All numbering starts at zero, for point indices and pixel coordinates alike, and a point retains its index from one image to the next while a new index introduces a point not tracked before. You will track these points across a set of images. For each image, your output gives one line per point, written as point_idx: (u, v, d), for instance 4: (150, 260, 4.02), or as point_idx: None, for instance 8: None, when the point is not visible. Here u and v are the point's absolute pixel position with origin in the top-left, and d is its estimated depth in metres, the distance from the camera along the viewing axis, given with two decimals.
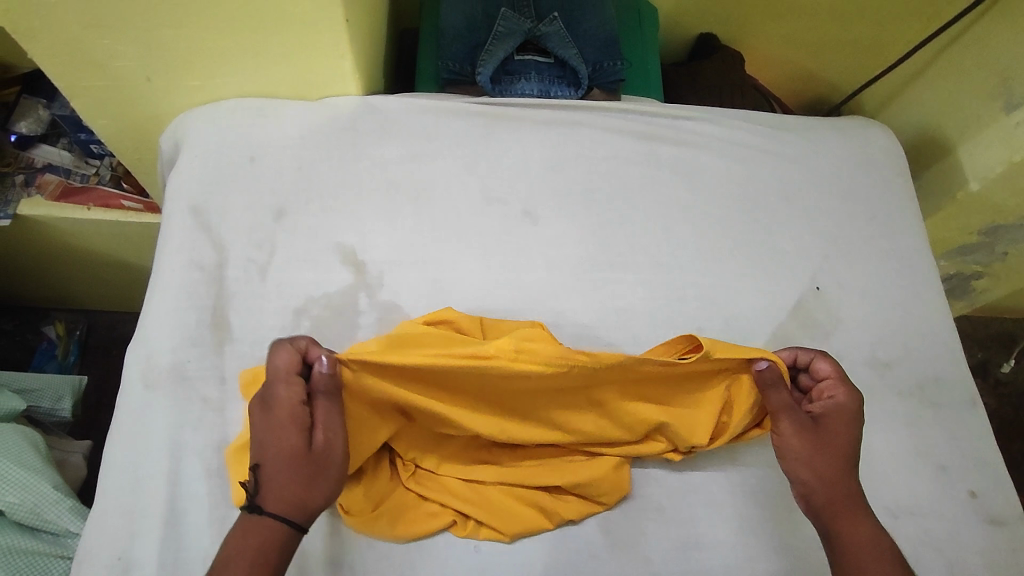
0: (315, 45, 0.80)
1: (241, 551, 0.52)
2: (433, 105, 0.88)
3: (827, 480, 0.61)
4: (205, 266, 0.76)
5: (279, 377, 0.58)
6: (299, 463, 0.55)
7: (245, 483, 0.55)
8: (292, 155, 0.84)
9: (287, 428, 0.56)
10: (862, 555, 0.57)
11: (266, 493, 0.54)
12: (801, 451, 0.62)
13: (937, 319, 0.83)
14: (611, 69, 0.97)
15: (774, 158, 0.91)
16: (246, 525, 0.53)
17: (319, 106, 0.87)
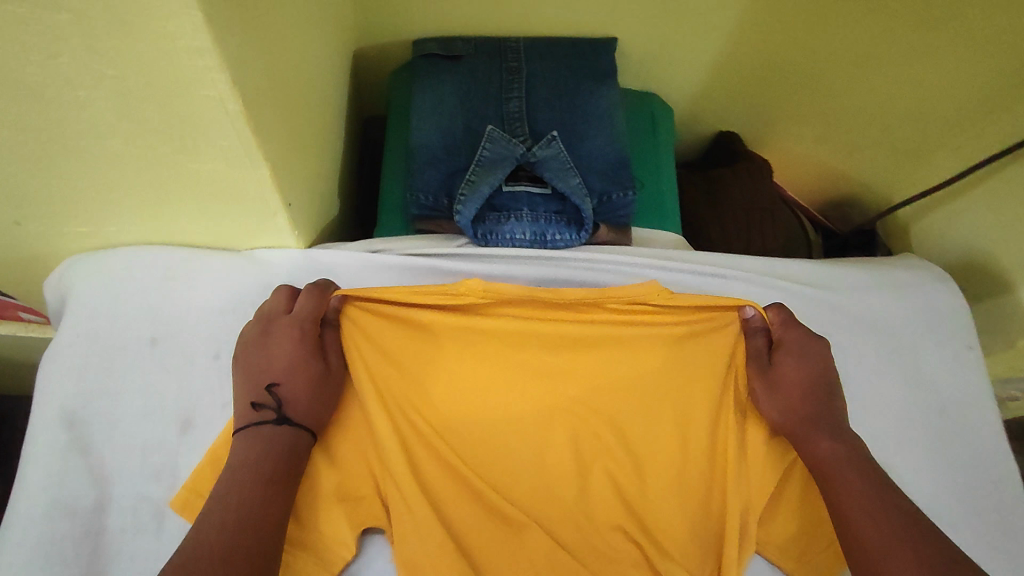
0: (236, 204, 0.60)
1: (262, 453, 0.54)
2: (397, 262, 0.69)
3: (802, 413, 0.62)
4: (78, 511, 0.56)
5: (302, 319, 0.62)
6: (328, 380, 0.60)
7: (262, 402, 0.58)
8: (211, 336, 0.64)
9: (308, 357, 0.60)
10: (841, 467, 0.58)
11: (292, 405, 0.58)
12: (794, 386, 0.63)
13: (1007, 552, 0.69)
14: (620, 202, 0.79)
15: (825, 334, 0.74)
16: (271, 436, 0.56)
17: (243, 266, 0.66)
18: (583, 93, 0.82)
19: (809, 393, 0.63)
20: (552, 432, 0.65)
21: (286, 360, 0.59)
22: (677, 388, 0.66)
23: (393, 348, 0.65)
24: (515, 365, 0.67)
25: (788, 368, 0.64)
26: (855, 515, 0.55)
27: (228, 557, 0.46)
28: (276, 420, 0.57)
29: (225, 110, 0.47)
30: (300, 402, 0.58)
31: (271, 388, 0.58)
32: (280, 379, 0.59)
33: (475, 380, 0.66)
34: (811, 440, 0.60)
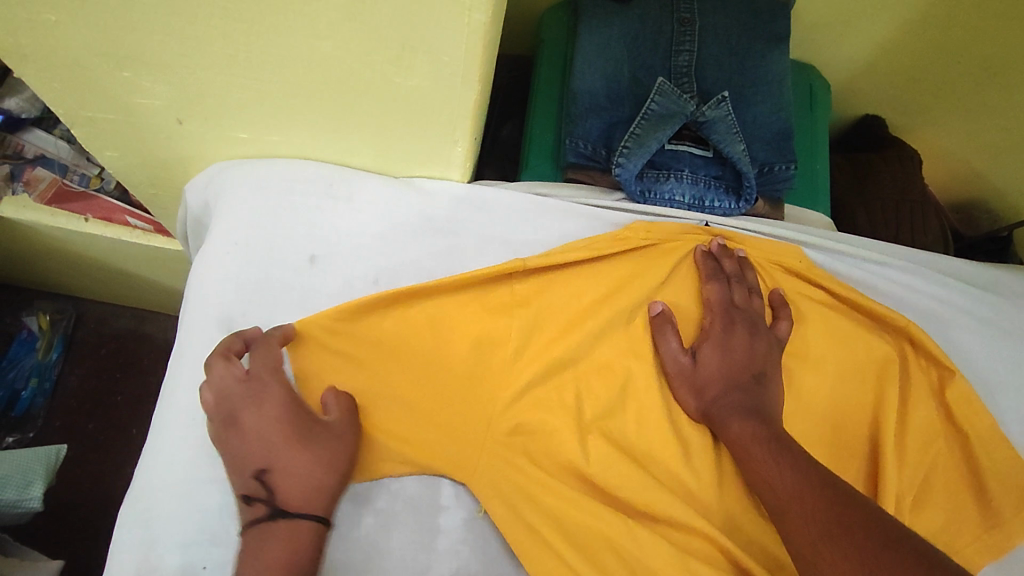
0: (424, 131, 0.58)
1: (291, 550, 0.51)
2: (564, 209, 0.66)
3: (727, 385, 0.60)
4: None
5: (261, 378, 0.54)
6: (313, 450, 0.53)
7: (251, 493, 0.52)
8: (368, 261, 0.62)
9: (291, 429, 0.53)
10: (752, 447, 0.55)
11: (287, 489, 0.52)
12: (716, 364, 0.61)
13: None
14: (781, 174, 0.75)
15: (989, 337, 0.69)
16: (281, 529, 0.51)
17: (405, 194, 0.64)
18: (755, 55, 0.77)
19: (735, 371, 0.60)
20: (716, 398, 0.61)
21: (276, 418, 0.53)
22: (840, 359, 0.65)
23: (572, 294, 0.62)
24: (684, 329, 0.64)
25: (747, 347, 0.62)
26: (796, 510, 0.50)
27: None
28: (269, 513, 0.52)
29: (466, 21, 0.44)
30: (290, 485, 0.52)
31: (259, 482, 0.52)
32: (270, 447, 0.52)
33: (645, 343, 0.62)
34: (723, 422, 0.58)
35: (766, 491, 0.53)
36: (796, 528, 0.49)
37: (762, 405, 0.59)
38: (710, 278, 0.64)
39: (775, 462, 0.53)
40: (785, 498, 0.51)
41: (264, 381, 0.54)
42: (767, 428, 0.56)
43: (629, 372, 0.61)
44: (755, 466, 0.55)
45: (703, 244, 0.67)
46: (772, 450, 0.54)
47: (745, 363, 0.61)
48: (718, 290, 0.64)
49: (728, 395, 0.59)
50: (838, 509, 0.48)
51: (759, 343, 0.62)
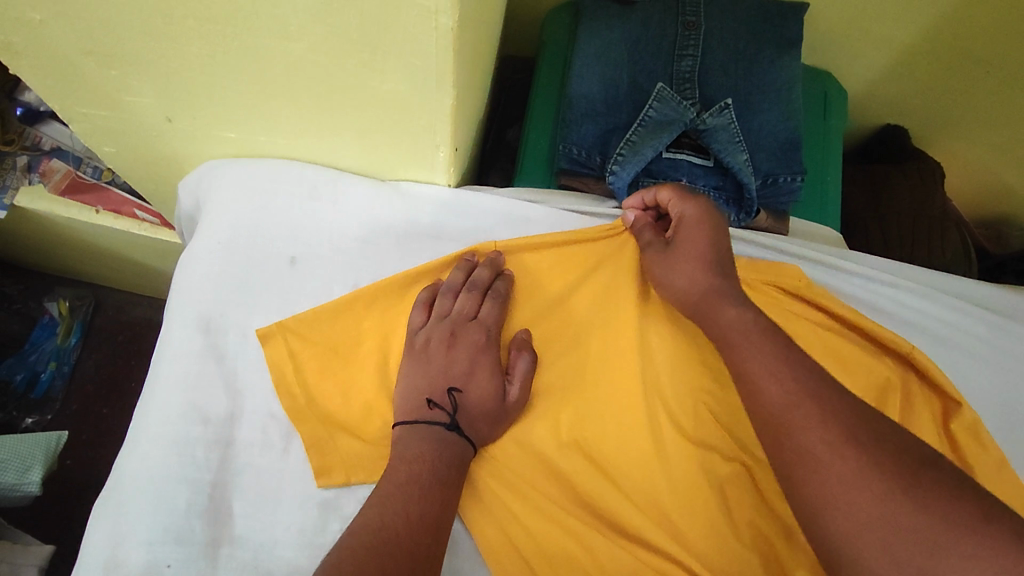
0: (406, 137, 0.57)
1: (416, 453, 0.52)
2: (553, 216, 0.64)
3: (711, 278, 0.55)
4: (211, 419, 0.54)
5: (479, 330, 0.57)
6: (502, 402, 0.55)
7: (438, 402, 0.54)
8: (348, 266, 0.61)
9: (490, 377, 0.55)
10: (748, 343, 0.51)
11: (468, 415, 0.54)
12: (698, 257, 0.56)
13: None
14: (786, 186, 0.71)
15: (1002, 366, 0.65)
16: (443, 436, 0.53)
17: (391, 197, 0.62)
18: (763, 61, 0.74)
19: (720, 267, 0.56)
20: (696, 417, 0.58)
21: (484, 376, 0.56)
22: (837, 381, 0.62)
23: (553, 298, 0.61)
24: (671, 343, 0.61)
25: (723, 249, 0.57)
26: (802, 407, 0.45)
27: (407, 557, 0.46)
28: (448, 424, 0.53)
29: (432, 25, 0.43)
30: (484, 430, 0.55)
31: (452, 392, 0.55)
32: (478, 400, 0.55)
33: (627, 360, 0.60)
34: (713, 311, 0.54)
35: (760, 380, 0.48)
36: (805, 434, 0.44)
37: (738, 297, 0.54)
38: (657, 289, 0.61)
39: (768, 365, 0.48)
40: (785, 405, 0.46)
41: (470, 344, 0.57)
42: (759, 318, 0.53)
43: (613, 389, 0.58)
44: (745, 370, 0.49)
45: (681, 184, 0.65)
46: (774, 348, 0.50)
47: (708, 249, 0.56)
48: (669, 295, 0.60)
49: (705, 282, 0.55)
50: (848, 412, 0.45)
51: (720, 234, 0.58)
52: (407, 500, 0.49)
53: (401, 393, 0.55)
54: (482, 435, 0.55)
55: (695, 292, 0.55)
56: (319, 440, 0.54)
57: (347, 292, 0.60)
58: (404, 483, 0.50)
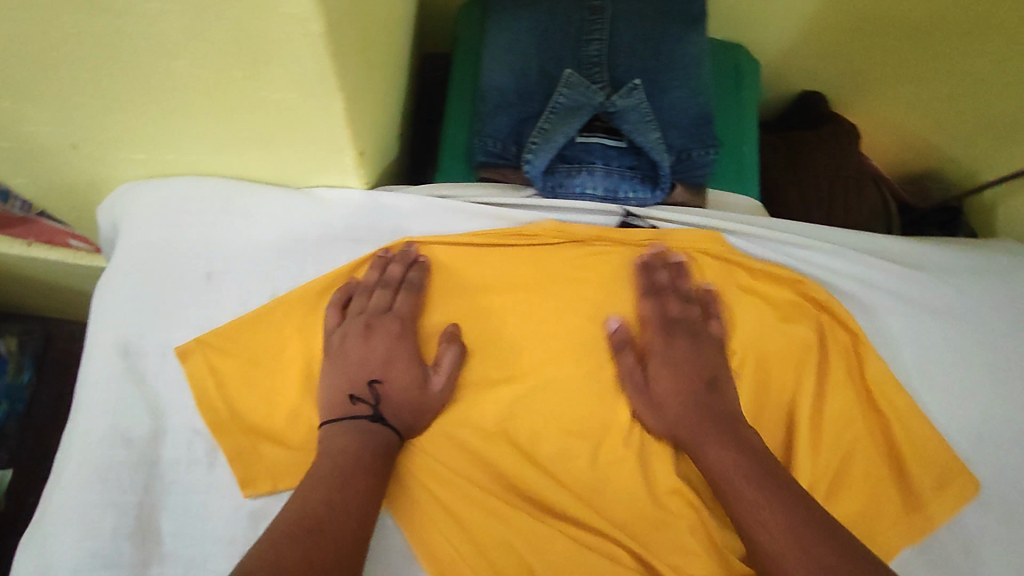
0: (308, 145, 0.57)
1: (341, 449, 0.53)
2: (466, 208, 0.65)
3: (688, 418, 0.58)
4: (134, 441, 0.54)
5: (397, 319, 0.58)
6: (425, 391, 0.56)
7: (361, 396, 0.55)
8: (264, 276, 0.61)
9: (411, 367, 0.57)
10: (713, 454, 0.56)
11: (390, 406, 0.56)
12: (403, 397, 0.56)
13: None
14: (700, 160, 0.73)
15: (915, 316, 0.68)
16: (367, 429, 0.54)
17: (304, 203, 0.62)
18: (671, 40, 0.75)
19: (692, 387, 0.60)
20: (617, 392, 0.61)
21: (405, 368, 0.57)
22: (754, 345, 0.64)
23: (473, 292, 0.63)
24: (591, 322, 0.63)
25: (683, 356, 0.61)
26: (764, 512, 0.52)
27: (335, 545, 0.46)
28: (371, 416, 0.55)
29: (303, 33, 0.43)
30: (411, 421, 0.56)
31: (373, 383, 0.56)
32: (401, 392, 0.56)
33: (550, 346, 0.62)
34: (699, 446, 0.57)
35: (731, 478, 0.54)
36: (748, 504, 0.52)
37: (728, 415, 0.58)
38: (586, 293, 0.64)
39: (722, 439, 0.56)
40: (728, 471, 0.54)
41: (389, 334, 0.58)
42: (718, 430, 0.57)
43: (531, 374, 0.61)
44: (699, 441, 0.57)
45: (387, 248, 0.63)
46: (739, 453, 0.55)
47: (694, 378, 0.60)
48: (596, 297, 0.64)
49: (410, 394, 0.56)
50: (799, 511, 0.51)
51: (705, 351, 0.62)
52: (331, 494, 0.49)
53: (324, 393, 0.56)
54: (410, 428, 0.56)
55: (423, 402, 0.56)
56: (243, 451, 0.55)
57: (266, 302, 0.60)
58: (333, 477, 0.51)
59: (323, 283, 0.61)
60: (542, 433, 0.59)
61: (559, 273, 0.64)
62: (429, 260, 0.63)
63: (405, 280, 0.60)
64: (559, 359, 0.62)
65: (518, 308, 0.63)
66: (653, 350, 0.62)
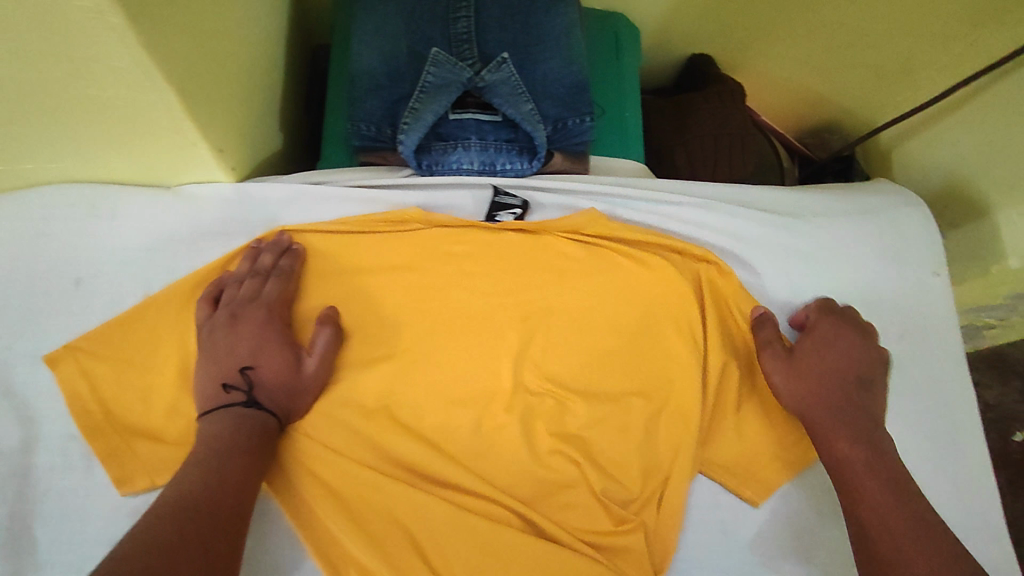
0: (160, 143, 0.57)
1: (213, 438, 0.53)
2: (339, 194, 0.66)
3: (871, 419, 0.61)
4: (4, 453, 0.55)
5: (267, 307, 0.58)
6: (300, 373, 0.57)
7: (234, 384, 0.56)
8: (136, 277, 0.62)
9: (283, 351, 0.58)
10: (867, 451, 0.59)
11: (264, 390, 0.56)
12: (278, 380, 0.57)
13: (952, 480, 0.68)
14: (575, 128, 0.74)
15: (784, 259, 0.71)
16: (241, 415, 0.55)
17: (172, 202, 0.63)
18: (538, 12, 0.76)
19: (814, 389, 0.62)
20: (495, 357, 0.63)
21: (277, 353, 0.57)
22: (632, 303, 0.66)
23: (350, 276, 0.64)
24: (469, 296, 0.65)
25: (808, 358, 0.64)
26: (881, 514, 0.55)
27: (213, 527, 0.47)
28: (245, 402, 0.55)
29: (107, 25, 0.43)
30: (290, 403, 0.57)
31: (245, 370, 0.56)
32: (274, 377, 0.57)
33: (430, 322, 0.63)
34: (829, 441, 0.60)
35: (864, 475, 0.58)
36: (881, 510, 0.55)
37: (862, 422, 0.61)
38: (462, 267, 0.65)
39: (851, 437, 0.60)
40: (883, 478, 0.57)
41: (259, 321, 0.58)
42: (856, 429, 0.60)
43: (409, 350, 0.62)
44: (828, 439, 0.60)
45: (258, 240, 0.63)
46: (860, 451, 0.59)
47: (838, 389, 0.63)
48: (472, 270, 0.65)
49: (284, 377, 0.57)
50: (895, 509, 0.55)
51: (851, 351, 0.65)
52: (205, 481, 0.50)
53: (197, 386, 0.56)
54: (289, 411, 0.57)
55: (297, 383, 0.57)
56: (118, 450, 0.56)
57: (138, 301, 0.61)
58: (204, 468, 0.51)
59: (196, 278, 0.61)
60: (422, 406, 0.61)
61: (438, 251, 0.65)
62: (303, 248, 0.63)
63: (277, 269, 0.60)
64: (437, 333, 0.63)
65: (396, 287, 0.64)
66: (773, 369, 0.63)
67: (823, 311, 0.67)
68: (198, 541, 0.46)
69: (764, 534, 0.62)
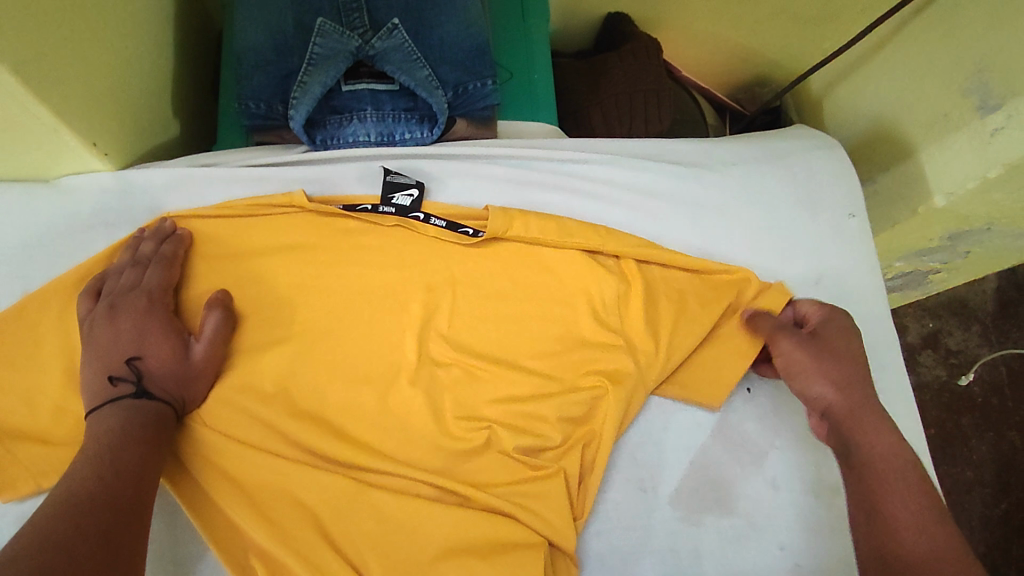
0: (25, 137, 0.55)
1: (99, 431, 0.51)
2: (226, 175, 0.64)
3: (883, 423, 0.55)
4: None
5: (148, 295, 0.57)
6: (190, 360, 0.56)
7: (120, 375, 0.54)
8: (15, 277, 0.60)
9: (169, 338, 0.56)
10: (888, 456, 0.53)
11: (154, 380, 0.54)
12: (168, 368, 0.55)
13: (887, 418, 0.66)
14: (478, 92, 0.72)
15: (694, 210, 0.70)
16: (129, 407, 0.52)
17: (47, 195, 0.60)
18: None
19: (851, 375, 0.58)
20: (397, 333, 0.61)
21: (163, 341, 0.56)
22: (538, 265, 0.63)
23: (239, 261, 0.62)
24: (367, 271, 0.62)
25: (839, 342, 0.59)
26: (911, 525, 0.49)
27: (105, 513, 0.45)
28: (134, 393, 0.53)
29: None
30: (185, 391, 0.55)
31: (132, 360, 0.54)
32: (162, 366, 0.55)
33: (327, 301, 0.61)
34: (858, 432, 0.55)
35: (894, 474, 0.52)
36: (893, 484, 0.51)
37: (881, 413, 0.56)
38: (359, 242, 0.63)
39: (882, 427, 0.55)
40: (897, 461, 0.53)
41: (142, 309, 0.56)
42: (890, 428, 0.55)
43: (305, 331, 0.60)
44: (855, 426, 0.55)
45: (142, 227, 0.61)
46: (897, 450, 0.53)
47: (853, 375, 0.58)
48: (369, 244, 0.63)
49: (174, 365, 0.55)
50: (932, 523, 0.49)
51: (859, 350, 0.60)
52: (95, 471, 0.47)
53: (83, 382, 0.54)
54: (183, 400, 0.55)
55: (188, 370, 0.55)
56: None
57: (18, 299, 0.59)
58: (90, 462, 0.48)
59: (80, 272, 0.59)
60: (323, 386, 0.59)
61: (334, 227, 0.63)
62: (190, 231, 0.62)
63: (159, 254, 0.59)
64: (335, 311, 0.61)
65: (289, 267, 0.62)
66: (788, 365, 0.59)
67: (826, 315, 0.62)
68: (89, 527, 0.44)
69: (683, 489, 0.61)
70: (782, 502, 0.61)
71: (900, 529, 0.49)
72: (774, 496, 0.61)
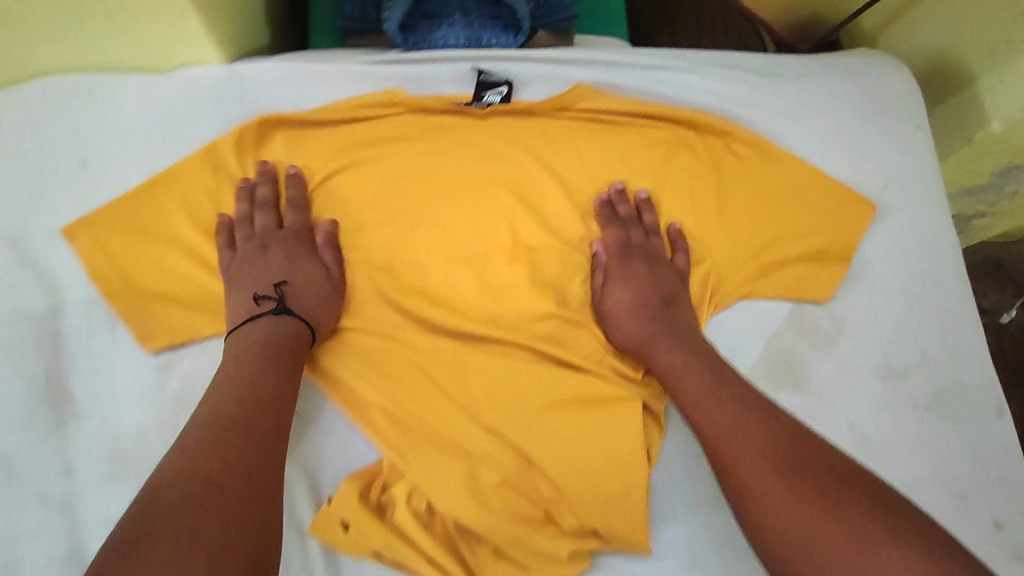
0: (156, 19, 0.60)
1: (245, 343, 0.55)
2: (329, 71, 0.68)
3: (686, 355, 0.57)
4: (33, 315, 0.58)
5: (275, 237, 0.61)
6: (323, 287, 0.60)
7: (265, 295, 0.59)
8: (137, 156, 0.64)
9: (306, 266, 0.60)
10: (691, 390, 0.55)
11: (295, 297, 0.59)
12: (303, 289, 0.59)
13: (955, 314, 0.68)
14: (559, 3, 0.76)
15: (769, 116, 0.73)
16: (271, 323, 0.57)
17: (169, 84, 0.65)
18: None
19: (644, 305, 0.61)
20: (491, 219, 0.65)
21: (299, 270, 0.60)
22: (618, 163, 0.69)
23: (341, 147, 0.66)
24: (463, 161, 0.66)
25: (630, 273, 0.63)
26: (756, 456, 0.50)
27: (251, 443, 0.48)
28: (276, 310, 0.58)
29: None
30: (319, 314, 0.59)
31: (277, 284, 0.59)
32: (300, 288, 0.59)
33: (426, 188, 0.65)
34: (654, 354, 0.58)
35: (707, 423, 0.53)
36: (706, 419, 0.53)
37: (691, 341, 0.59)
38: (455, 136, 0.67)
39: (680, 348, 0.58)
40: (700, 390, 0.55)
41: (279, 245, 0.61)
42: (696, 357, 0.57)
43: (406, 213, 0.65)
44: (655, 355, 0.58)
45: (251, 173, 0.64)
46: (706, 382, 0.55)
47: (652, 291, 0.62)
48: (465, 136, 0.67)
49: (310, 286, 0.59)
50: (763, 457, 0.50)
51: (660, 272, 0.63)
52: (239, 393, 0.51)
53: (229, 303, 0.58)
54: (303, 274, 0.60)
55: (321, 290, 0.60)
56: (137, 312, 0.59)
57: (144, 178, 0.63)
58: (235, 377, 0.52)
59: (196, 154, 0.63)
60: (423, 264, 0.63)
61: (430, 124, 0.68)
62: (298, 152, 0.65)
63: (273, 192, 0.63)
64: (435, 196, 0.65)
65: (390, 157, 0.66)
66: (610, 250, 0.64)
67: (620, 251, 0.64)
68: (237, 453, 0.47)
69: (759, 367, 0.65)
70: (850, 383, 0.65)
71: (741, 456, 0.50)
72: (843, 377, 0.65)
